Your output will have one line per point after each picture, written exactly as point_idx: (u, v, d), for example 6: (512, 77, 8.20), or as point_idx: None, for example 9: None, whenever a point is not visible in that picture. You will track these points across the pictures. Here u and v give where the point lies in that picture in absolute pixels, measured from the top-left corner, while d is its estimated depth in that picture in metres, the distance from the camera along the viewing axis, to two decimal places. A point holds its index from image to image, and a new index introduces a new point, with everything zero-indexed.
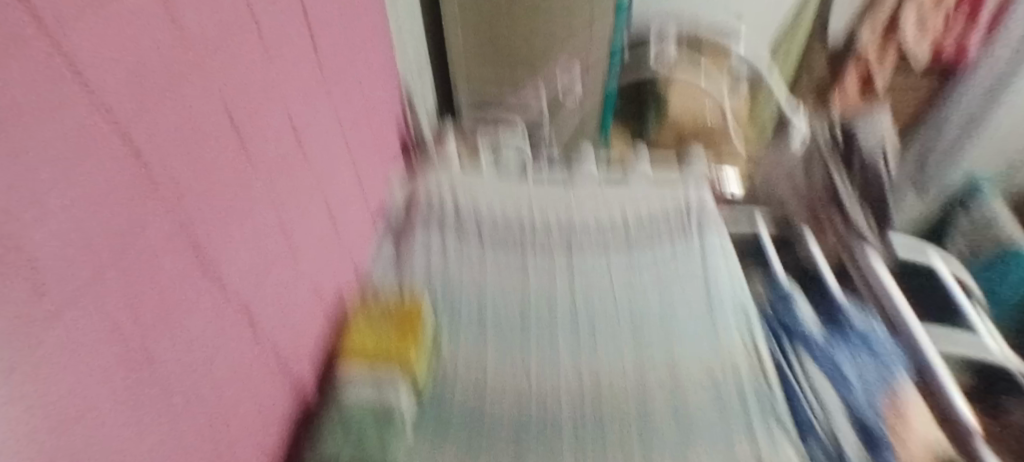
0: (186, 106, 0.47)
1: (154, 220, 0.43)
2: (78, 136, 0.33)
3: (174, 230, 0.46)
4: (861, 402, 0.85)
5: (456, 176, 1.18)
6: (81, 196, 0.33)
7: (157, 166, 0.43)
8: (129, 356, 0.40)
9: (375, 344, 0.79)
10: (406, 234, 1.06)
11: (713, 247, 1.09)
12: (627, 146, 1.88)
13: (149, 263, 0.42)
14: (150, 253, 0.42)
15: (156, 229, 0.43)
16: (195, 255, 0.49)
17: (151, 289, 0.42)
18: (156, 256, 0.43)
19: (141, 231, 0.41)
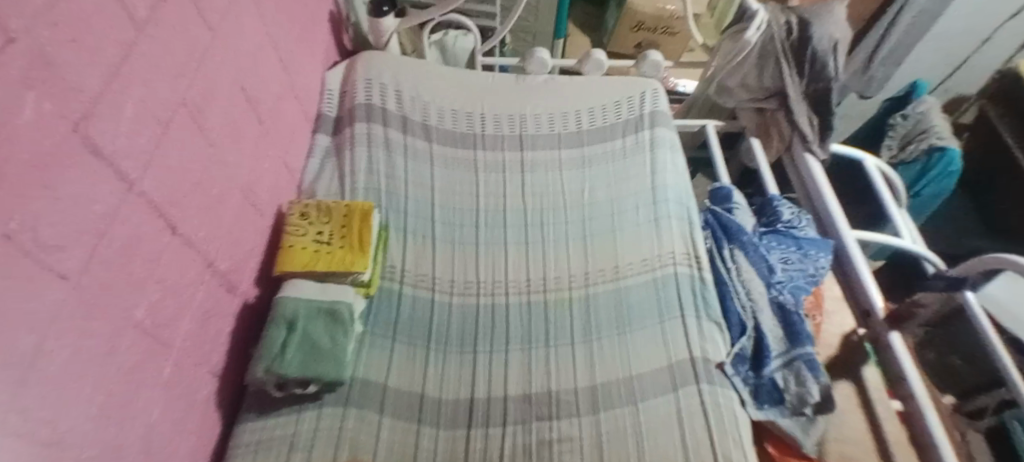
0: None
1: (25, 100, 0.37)
2: None
3: (56, 114, 0.40)
4: (783, 290, 0.92)
5: (397, 61, 1.06)
6: None
7: (19, 31, 0.36)
8: (17, 261, 0.36)
9: (317, 248, 0.75)
10: (345, 127, 0.98)
11: (664, 144, 1.08)
12: (582, 33, 1.78)
13: (27, 152, 0.37)
14: (26, 141, 0.37)
15: (30, 110, 0.37)
16: (93, 148, 0.44)
17: (33, 185, 0.37)
18: (36, 145, 0.38)
19: (9, 113, 0.35)
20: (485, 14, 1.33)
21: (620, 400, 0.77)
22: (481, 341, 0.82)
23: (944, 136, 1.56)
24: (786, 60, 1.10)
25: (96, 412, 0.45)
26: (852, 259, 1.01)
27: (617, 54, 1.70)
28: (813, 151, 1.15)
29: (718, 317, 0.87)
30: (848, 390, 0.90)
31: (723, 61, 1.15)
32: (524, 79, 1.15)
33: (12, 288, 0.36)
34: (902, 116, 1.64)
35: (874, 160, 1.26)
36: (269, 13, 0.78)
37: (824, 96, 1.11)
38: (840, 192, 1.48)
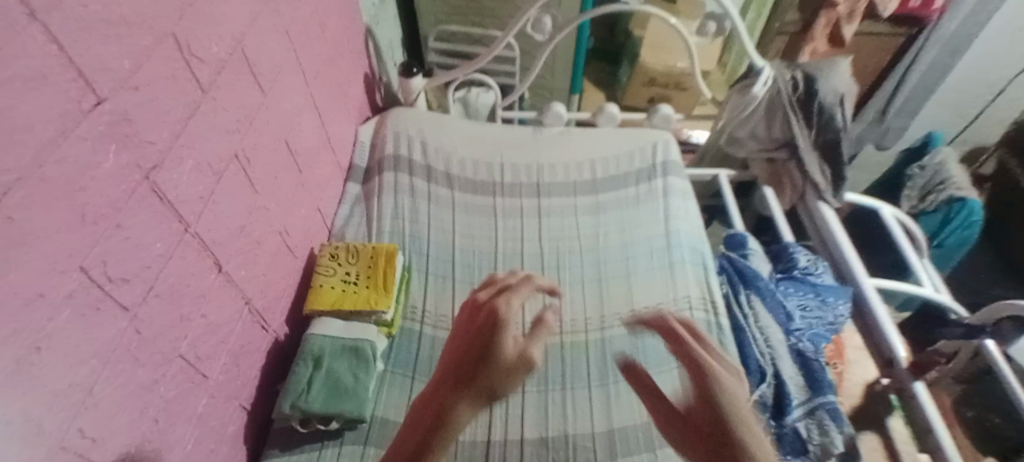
0: (133, 33, 0.45)
1: (107, 153, 0.42)
2: (10, 63, 0.32)
3: (131, 165, 0.45)
4: (802, 338, 0.94)
5: (422, 117, 1.13)
6: (20, 129, 0.33)
7: (106, 96, 0.42)
8: (88, 293, 0.41)
9: (344, 288, 0.79)
10: (374, 177, 1.04)
11: (676, 191, 1.12)
12: (597, 89, 1.87)
13: (104, 198, 0.42)
14: (103, 188, 0.42)
15: (110, 162, 0.43)
16: (160, 195, 0.49)
17: (106, 225, 0.43)
18: (111, 191, 0.43)
19: (92, 164, 0.41)
20: (505, 73, 1.42)
21: (638, 447, 0.78)
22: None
23: (963, 186, 1.56)
24: (794, 113, 1.13)
25: (140, 438, 0.49)
26: (871, 306, 1.00)
27: (631, 107, 1.78)
28: (825, 200, 1.18)
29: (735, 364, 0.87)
30: (873, 442, 0.92)
31: (732, 114, 1.20)
32: (542, 130, 1.21)
33: (82, 316, 0.40)
34: (919, 168, 1.66)
35: (890, 208, 1.27)
36: (311, 74, 0.87)
37: (834, 147, 1.14)
38: (857, 240, 1.49)
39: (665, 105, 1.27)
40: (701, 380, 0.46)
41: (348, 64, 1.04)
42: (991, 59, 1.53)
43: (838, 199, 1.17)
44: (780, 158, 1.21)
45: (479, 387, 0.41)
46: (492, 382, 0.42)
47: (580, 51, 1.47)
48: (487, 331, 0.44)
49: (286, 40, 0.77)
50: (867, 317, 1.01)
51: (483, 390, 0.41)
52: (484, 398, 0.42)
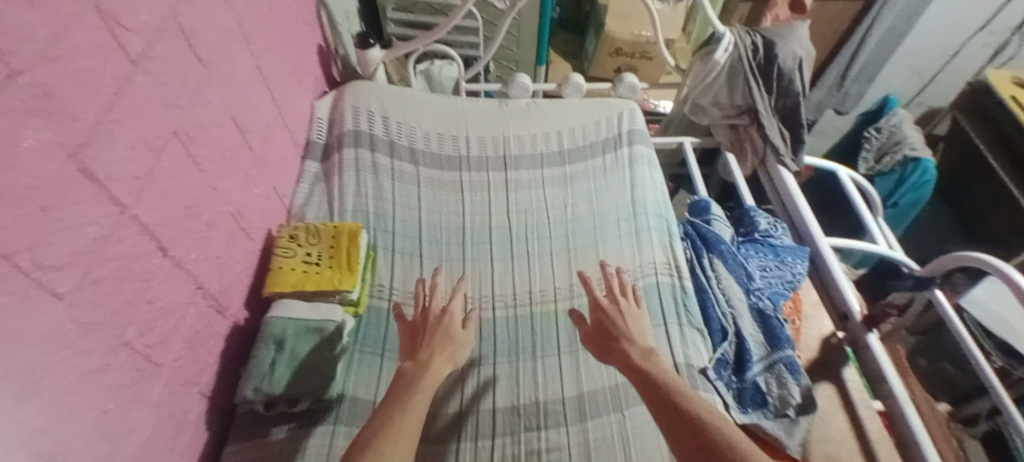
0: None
1: (26, 129, 0.39)
2: None
3: (54, 142, 0.43)
4: (763, 297, 0.98)
5: (383, 91, 1.10)
6: None
7: (23, 68, 0.39)
8: (15, 279, 0.38)
9: (306, 269, 0.77)
10: (333, 153, 1.00)
11: (642, 159, 1.12)
12: (564, 60, 1.85)
13: (26, 177, 0.40)
14: (25, 167, 0.39)
15: (31, 139, 0.40)
16: (89, 175, 0.46)
17: (31, 207, 0.40)
18: (34, 170, 0.40)
19: (10, 141, 0.38)
20: (469, 45, 1.39)
21: (607, 407, 0.80)
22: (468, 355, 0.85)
23: (918, 146, 1.60)
24: (754, 78, 1.14)
25: (88, 429, 0.47)
26: (828, 264, 1.05)
27: (598, 78, 1.77)
28: (785, 163, 1.19)
29: (700, 327, 0.92)
30: (829, 390, 0.94)
31: (695, 82, 1.19)
32: (507, 103, 1.20)
33: (10, 303, 0.38)
34: (875, 131, 1.70)
35: (847, 169, 1.30)
36: (258, 47, 0.82)
37: (793, 110, 1.16)
38: (815, 202, 1.54)
39: (630, 74, 1.25)
40: (606, 314, 0.75)
41: (300, 36, 0.99)
42: (946, 22, 1.54)
43: (797, 162, 1.19)
44: (742, 124, 1.22)
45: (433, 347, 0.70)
46: (445, 350, 0.71)
47: (545, 21, 1.44)
48: (438, 320, 0.74)
49: (229, 9, 0.72)
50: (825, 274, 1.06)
51: (442, 354, 0.70)
52: (443, 360, 0.69)
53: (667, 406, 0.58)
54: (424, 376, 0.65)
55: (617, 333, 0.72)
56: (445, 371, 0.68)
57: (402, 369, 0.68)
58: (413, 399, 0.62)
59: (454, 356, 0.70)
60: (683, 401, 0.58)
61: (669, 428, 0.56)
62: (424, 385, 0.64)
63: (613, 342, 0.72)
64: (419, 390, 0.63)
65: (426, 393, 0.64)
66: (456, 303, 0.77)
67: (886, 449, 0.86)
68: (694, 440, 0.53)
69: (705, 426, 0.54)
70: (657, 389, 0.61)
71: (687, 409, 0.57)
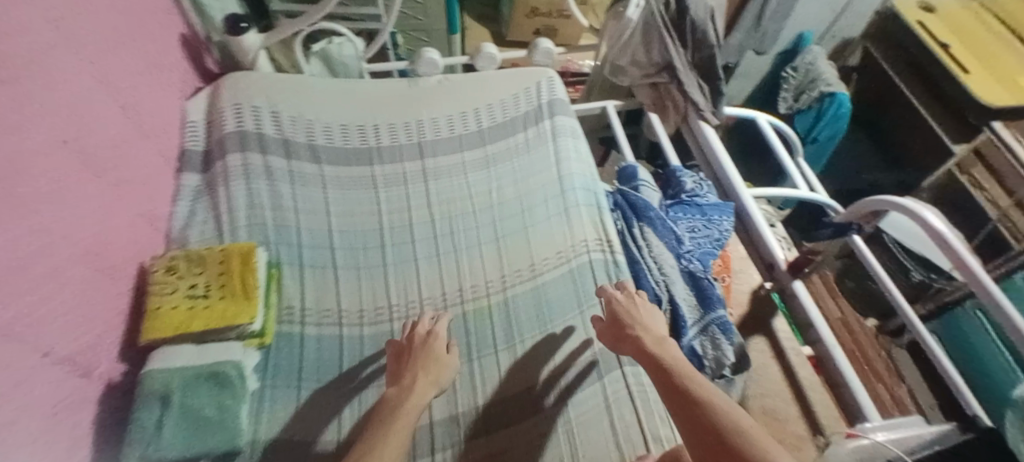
0: None
1: None
2: None
3: None
4: (692, 259, 0.96)
5: (269, 82, 0.97)
6: None
7: None
8: None
9: (192, 305, 0.68)
10: (215, 162, 0.88)
11: (565, 130, 1.07)
12: (481, 26, 1.74)
13: None
14: None
15: None
16: None
17: None
18: None
19: None
20: (369, 17, 1.21)
21: (549, 401, 0.77)
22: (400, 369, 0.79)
23: (834, 82, 1.63)
24: (668, 33, 1.10)
25: None
26: (750, 216, 1.05)
27: (517, 42, 1.67)
28: (705, 118, 1.18)
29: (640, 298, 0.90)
30: (762, 344, 0.97)
31: (611, 42, 1.15)
32: (417, 81, 1.09)
33: None
34: (793, 69, 1.71)
35: (765, 116, 1.30)
36: (91, 48, 0.69)
37: (709, 64, 1.14)
38: (739, 151, 1.56)
39: (545, 39, 1.18)
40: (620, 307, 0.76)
41: (152, 27, 0.85)
42: None
43: (717, 115, 1.17)
44: (661, 82, 1.19)
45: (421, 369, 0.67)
46: (430, 372, 0.67)
47: None
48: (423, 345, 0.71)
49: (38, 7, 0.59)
50: (749, 227, 1.06)
51: (426, 377, 0.65)
52: (427, 383, 0.65)
53: (674, 388, 0.56)
54: (406, 402, 0.60)
55: (628, 323, 0.73)
56: (430, 396, 0.63)
57: (386, 395, 0.64)
58: (395, 422, 0.57)
59: (439, 378, 0.65)
60: (684, 383, 0.56)
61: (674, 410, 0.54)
62: (406, 408, 0.60)
63: (625, 332, 0.72)
64: (399, 417, 0.58)
65: (407, 420, 0.58)
66: (440, 325, 0.75)
67: (818, 392, 0.89)
68: (687, 418, 0.51)
69: (700, 402, 0.52)
70: (667, 375, 0.59)
71: (686, 391, 0.55)
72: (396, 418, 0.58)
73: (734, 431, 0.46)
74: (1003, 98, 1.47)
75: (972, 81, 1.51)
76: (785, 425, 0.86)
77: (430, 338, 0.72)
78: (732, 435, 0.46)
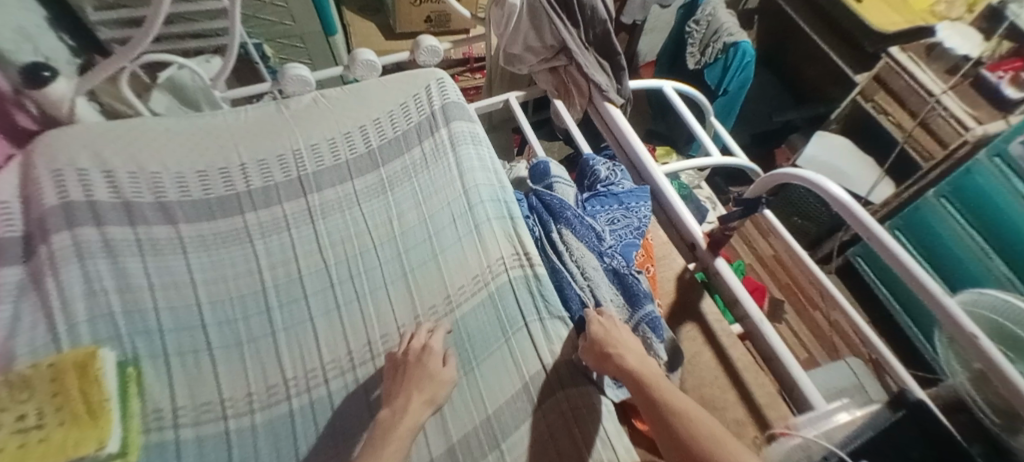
0: None
1: None
2: None
3: None
4: (613, 255, 0.89)
5: (94, 135, 0.81)
6: None
7: None
8: None
9: (22, 440, 0.56)
10: (38, 247, 0.73)
11: (464, 138, 0.97)
12: (365, 19, 1.57)
13: None
14: None
15: None
16: None
17: None
18: None
19: None
20: (220, 29, 1.06)
21: (482, 449, 0.71)
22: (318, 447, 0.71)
23: (735, 31, 1.58)
24: (557, 14, 1.01)
25: None
26: (668, 198, 1.00)
27: (407, 33, 1.53)
28: (610, 97, 1.10)
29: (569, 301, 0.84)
30: (693, 330, 0.95)
31: (499, 29, 1.04)
32: (287, 105, 0.95)
33: None
34: (695, 24, 1.67)
35: (671, 83, 1.26)
36: None
37: (606, 40, 1.07)
38: (653, 119, 1.52)
39: (427, 34, 1.06)
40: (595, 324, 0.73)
41: None
42: None
43: (622, 93, 1.10)
44: (559, 66, 1.10)
45: (418, 386, 0.68)
46: (424, 391, 0.68)
47: None
48: (420, 357, 0.71)
49: None
50: (669, 208, 1.01)
51: (420, 396, 0.67)
52: (421, 403, 0.66)
53: (670, 428, 0.57)
54: (400, 423, 0.63)
55: (605, 341, 0.71)
56: (425, 415, 0.66)
57: (381, 415, 0.66)
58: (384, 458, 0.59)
59: (437, 397, 0.68)
60: (688, 434, 0.55)
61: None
62: (398, 434, 0.62)
63: (604, 351, 0.70)
64: (390, 443, 0.61)
65: (401, 445, 0.62)
66: (438, 336, 0.75)
67: (751, 372, 0.87)
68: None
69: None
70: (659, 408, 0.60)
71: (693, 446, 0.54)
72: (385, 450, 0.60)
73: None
74: (897, 22, 1.52)
75: (866, 8, 1.54)
76: (723, 413, 0.83)
77: (426, 348, 0.72)
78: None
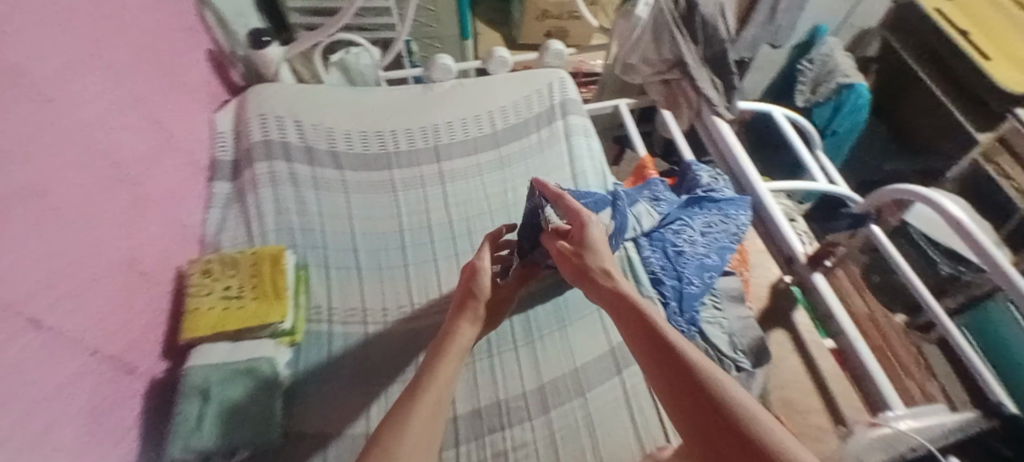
0: None
1: None
2: None
3: None
4: (707, 252, 0.95)
5: (290, 91, 1.01)
6: None
7: None
8: None
9: (226, 305, 0.70)
10: (244, 170, 0.93)
11: (578, 131, 1.08)
12: (491, 30, 1.76)
13: None
14: None
15: None
16: None
17: None
18: None
19: None
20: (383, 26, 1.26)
21: (569, 395, 0.78)
22: None
23: (851, 72, 1.55)
24: (679, 30, 1.11)
25: None
26: (768, 209, 1.05)
27: (528, 45, 1.69)
28: (719, 112, 1.17)
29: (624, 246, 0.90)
30: (782, 337, 0.97)
31: (622, 40, 1.15)
32: (431, 87, 1.12)
33: None
34: (808, 62, 1.63)
35: (781, 108, 1.30)
36: (127, 70, 0.72)
37: (722, 58, 1.14)
38: (755, 146, 1.54)
39: (555, 39, 1.20)
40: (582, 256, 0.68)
41: (180, 39, 0.88)
42: None
43: (731, 109, 1.16)
44: (673, 79, 1.19)
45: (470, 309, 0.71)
46: (474, 310, 0.72)
47: None
48: (469, 281, 0.75)
49: (79, 30, 0.62)
50: (766, 219, 1.06)
51: (473, 314, 0.71)
52: (472, 322, 0.69)
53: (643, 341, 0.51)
54: (451, 347, 0.63)
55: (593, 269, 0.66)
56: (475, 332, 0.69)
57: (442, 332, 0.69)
58: (442, 366, 0.59)
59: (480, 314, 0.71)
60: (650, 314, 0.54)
61: (634, 337, 0.53)
62: (451, 355, 0.62)
63: (592, 277, 0.66)
64: (451, 350, 0.63)
65: (460, 352, 0.64)
66: (484, 258, 0.78)
67: (840, 385, 0.89)
68: (648, 347, 0.50)
69: (665, 337, 0.50)
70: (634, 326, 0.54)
71: (652, 322, 0.53)
72: (442, 359, 0.61)
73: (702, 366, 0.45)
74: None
75: (994, 67, 1.44)
76: (805, 417, 0.86)
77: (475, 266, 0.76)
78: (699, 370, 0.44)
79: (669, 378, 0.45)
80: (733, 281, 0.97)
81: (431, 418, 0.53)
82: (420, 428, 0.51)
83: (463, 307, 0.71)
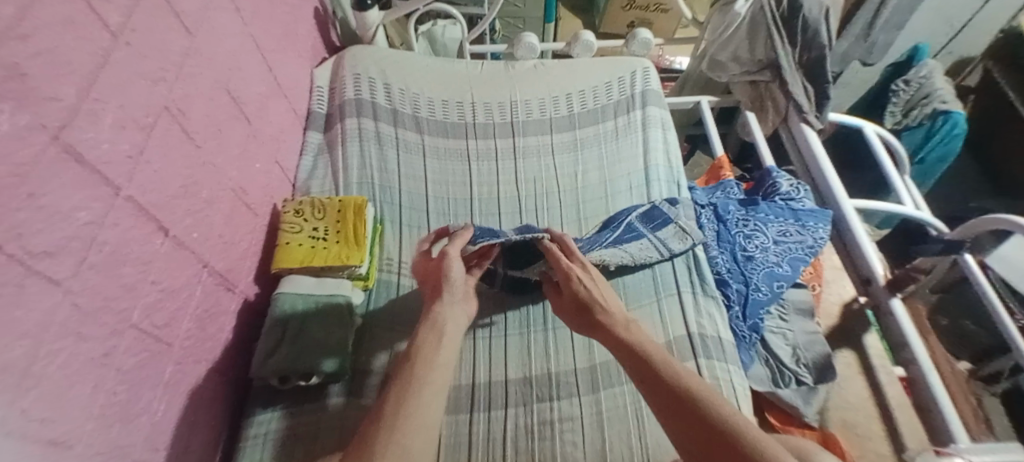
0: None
1: (34, 143, 0.39)
2: None
3: (56, 143, 0.42)
4: (780, 261, 0.92)
5: (382, 55, 1.06)
6: None
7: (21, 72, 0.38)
8: (32, 281, 0.39)
9: (313, 244, 0.76)
10: (335, 124, 0.99)
11: (655, 122, 1.07)
12: (573, 15, 1.76)
13: (32, 177, 0.39)
14: (32, 162, 0.39)
15: (41, 152, 0.40)
16: (99, 172, 0.46)
17: (45, 213, 0.40)
18: (47, 173, 0.41)
19: (31, 164, 0.39)
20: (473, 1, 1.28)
21: (619, 379, 0.78)
22: (492, 328, 0.85)
23: (950, 99, 1.31)
24: (776, 30, 1.07)
25: (98, 412, 0.47)
26: (850, 226, 1.01)
27: (610, 33, 1.67)
28: (808, 120, 1.12)
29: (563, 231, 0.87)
30: (848, 357, 0.92)
31: (713, 36, 1.13)
32: (513, 64, 1.13)
33: (26, 291, 0.38)
34: (903, 83, 1.39)
35: (872, 125, 1.22)
36: (250, 16, 0.78)
37: (819, 63, 1.09)
38: (840, 162, 1.46)
39: (644, 28, 1.18)
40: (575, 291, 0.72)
41: None
42: None
43: (821, 118, 1.11)
44: (763, 80, 1.15)
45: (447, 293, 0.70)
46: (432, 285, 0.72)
47: None
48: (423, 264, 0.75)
49: None
50: (847, 236, 1.02)
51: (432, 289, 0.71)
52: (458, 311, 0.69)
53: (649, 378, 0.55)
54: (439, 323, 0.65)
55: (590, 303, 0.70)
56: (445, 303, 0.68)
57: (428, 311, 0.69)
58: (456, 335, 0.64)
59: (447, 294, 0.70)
60: (656, 361, 0.57)
61: (644, 383, 0.56)
62: (430, 332, 0.63)
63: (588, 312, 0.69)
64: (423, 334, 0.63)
65: (432, 338, 0.62)
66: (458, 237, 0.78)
67: (905, 414, 0.83)
68: (655, 391, 0.54)
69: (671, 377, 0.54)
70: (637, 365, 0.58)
71: (659, 368, 0.56)
72: (447, 337, 0.63)
73: (720, 418, 0.49)
74: None
75: None
76: (864, 442, 0.81)
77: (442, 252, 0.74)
78: (715, 420, 0.49)
79: (694, 439, 0.48)
80: (803, 294, 0.94)
81: (439, 392, 0.55)
82: (428, 399, 0.54)
83: (434, 293, 0.70)
